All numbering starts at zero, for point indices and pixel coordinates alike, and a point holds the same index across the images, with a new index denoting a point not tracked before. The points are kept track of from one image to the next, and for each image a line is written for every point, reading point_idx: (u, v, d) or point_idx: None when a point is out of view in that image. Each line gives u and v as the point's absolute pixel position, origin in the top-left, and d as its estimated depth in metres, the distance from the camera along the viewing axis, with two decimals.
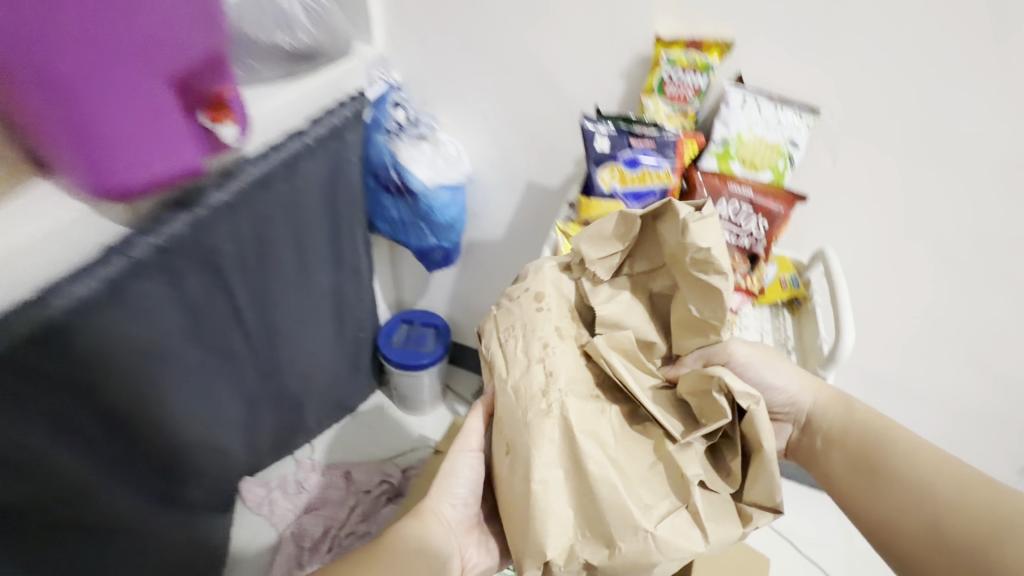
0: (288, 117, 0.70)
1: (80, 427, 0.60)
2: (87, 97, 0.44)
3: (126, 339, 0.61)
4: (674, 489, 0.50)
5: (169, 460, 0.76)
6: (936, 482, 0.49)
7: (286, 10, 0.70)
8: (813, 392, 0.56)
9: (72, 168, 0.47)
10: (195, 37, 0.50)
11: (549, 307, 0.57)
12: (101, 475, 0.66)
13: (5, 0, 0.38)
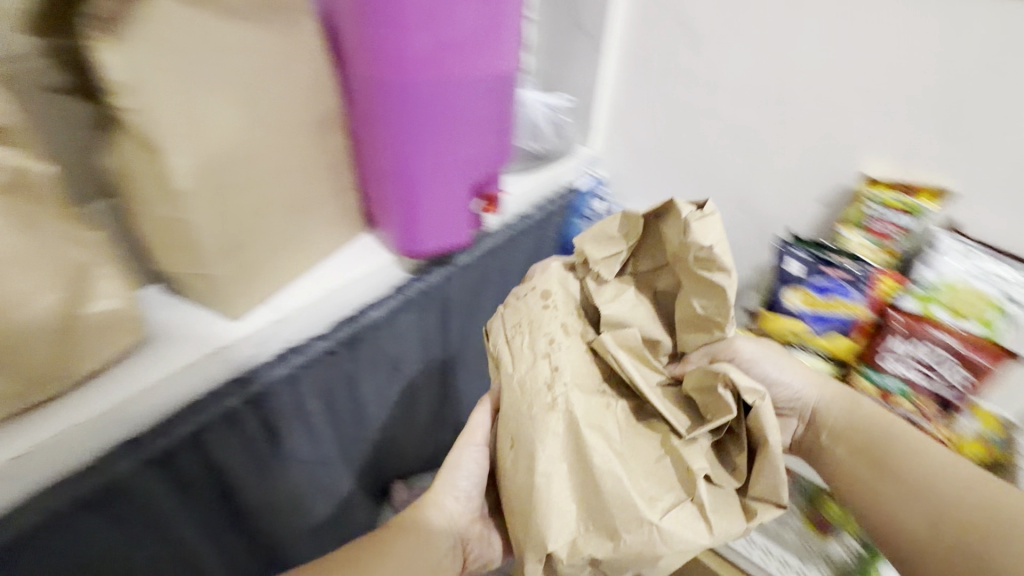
0: (533, 198, 0.89)
1: (316, 434, 0.70)
2: (427, 185, 0.66)
3: (384, 353, 0.75)
4: (679, 483, 0.50)
5: (366, 472, 0.83)
6: (954, 489, 0.49)
7: (537, 122, 0.92)
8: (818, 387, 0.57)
9: (393, 228, 0.70)
10: (497, 146, 0.72)
11: (555, 305, 0.59)
12: (319, 473, 0.74)
13: (422, 115, 0.60)
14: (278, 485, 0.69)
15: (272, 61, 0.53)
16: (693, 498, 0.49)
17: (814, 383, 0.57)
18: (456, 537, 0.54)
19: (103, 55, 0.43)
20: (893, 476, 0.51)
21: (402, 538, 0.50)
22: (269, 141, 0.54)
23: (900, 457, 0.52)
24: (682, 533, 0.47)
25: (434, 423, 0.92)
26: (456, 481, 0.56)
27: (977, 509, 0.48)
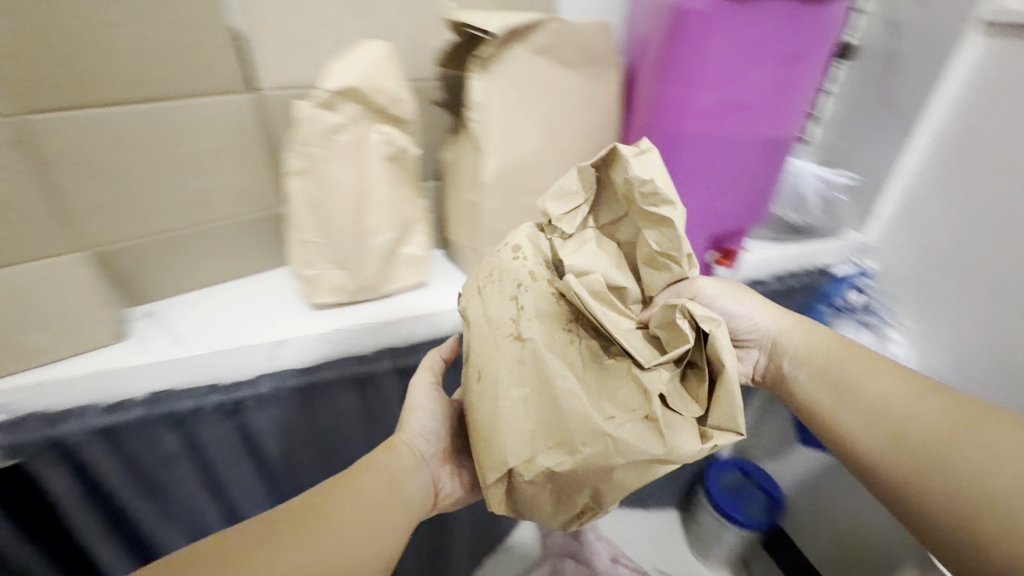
0: (776, 260, 1.00)
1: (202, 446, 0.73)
2: (688, 172, 0.82)
3: (322, 407, 0.79)
4: (637, 403, 0.52)
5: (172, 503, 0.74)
6: (909, 404, 0.51)
7: (804, 195, 1.03)
8: (781, 320, 0.59)
9: (691, 208, 0.86)
10: (748, 199, 0.89)
11: (524, 256, 0.61)
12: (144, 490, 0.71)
13: (727, 140, 0.80)
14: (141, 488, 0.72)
15: (576, 95, 0.77)
16: (651, 416, 0.51)
17: (777, 319, 0.59)
18: (424, 472, 0.56)
19: (476, 82, 0.70)
20: (849, 398, 0.53)
21: (363, 477, 0.50)
22: (556, 156, 0.78)
23: (856, 380, 0.53)
24: (636, 444, 0.50)
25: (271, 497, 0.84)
26: (422, 420, 0.59)
27: (932, 419, 0.49)
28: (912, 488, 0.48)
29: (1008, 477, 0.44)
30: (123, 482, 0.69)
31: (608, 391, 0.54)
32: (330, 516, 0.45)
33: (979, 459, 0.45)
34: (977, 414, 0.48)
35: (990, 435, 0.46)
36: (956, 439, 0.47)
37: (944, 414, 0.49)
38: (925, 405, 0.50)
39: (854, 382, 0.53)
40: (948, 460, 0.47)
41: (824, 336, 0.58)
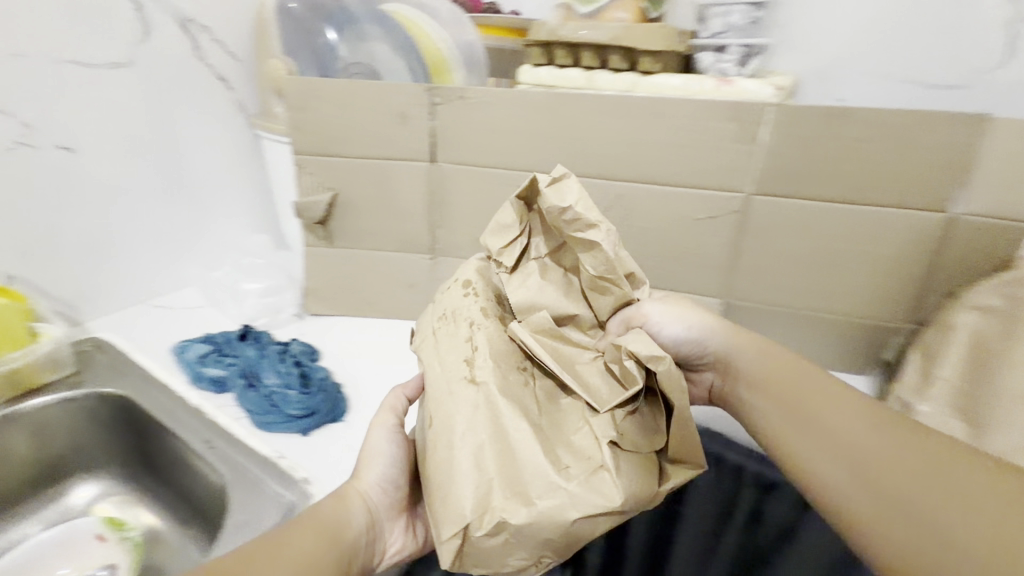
0: None
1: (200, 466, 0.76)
2: None
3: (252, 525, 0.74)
4: (593, 450, 0.50)
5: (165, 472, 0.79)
6: (871, 435, 0.49)
7: None
8: (738, 342, 0.62)
9: None
10: None
11: (476, 291, 0.60)
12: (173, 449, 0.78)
13: None
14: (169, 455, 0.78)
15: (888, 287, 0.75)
16: (606, 464, 0.49)
17: (725, 343, 0.64)
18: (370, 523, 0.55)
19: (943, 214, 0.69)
20: (809, 429, 0.53)
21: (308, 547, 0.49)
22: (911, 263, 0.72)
23: (819, 410, 0.53)
24: (591, 495, 0.47)
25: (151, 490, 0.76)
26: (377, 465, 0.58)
27: (895, 452, 0.47)
28: (870, 530, 0.46)
29: (966, 517, 0.41)
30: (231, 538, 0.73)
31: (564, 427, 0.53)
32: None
33: (938, 497, 0.43)
34: (945, 450, 0.46)
35: (954, 472, 0.44)
36: (915, 475, 0.45)
37: (908, 449, 0.47)
38: (888, 439, 0.48)
39: (817, 412, 0.53)
40: (908, 496, 0.45)
41: (788, 364, 0.59)
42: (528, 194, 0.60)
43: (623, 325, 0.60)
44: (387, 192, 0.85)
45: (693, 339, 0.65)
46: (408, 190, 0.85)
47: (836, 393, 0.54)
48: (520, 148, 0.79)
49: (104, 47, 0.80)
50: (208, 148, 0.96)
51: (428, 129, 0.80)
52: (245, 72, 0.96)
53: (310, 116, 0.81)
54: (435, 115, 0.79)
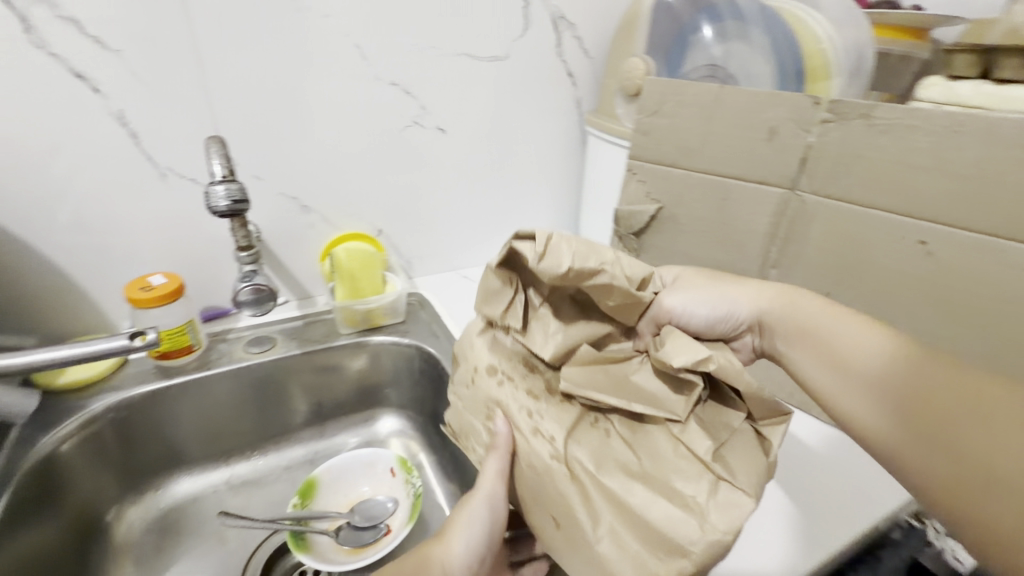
0: None
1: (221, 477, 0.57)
2: None
3: None
4: (702, 457, 0.30)
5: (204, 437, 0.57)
6: (886, 363, 0.32)
7: None
8: (731, 289, 0.41)
9: None
10: None
11: (509, 371, 0.36)
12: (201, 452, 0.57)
13: None
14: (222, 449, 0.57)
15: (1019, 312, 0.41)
16: (724, 480, 0.29)
17: (781, 293, 0.39)
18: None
19: None
20: (866, 379, 0.32)
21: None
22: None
23: (845, 352, 0.34)
24: (742, 511, 0.28)
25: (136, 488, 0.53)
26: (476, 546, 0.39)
27: (928, 378, 0.29)
28: (905, 465, 0.29)
29: (1000, 434, 0.25)
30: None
31: (662, 463, 0.31)
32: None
33: (960, 427, 0.27)
34: (973, 370, 0.28)
35: (978, 391, 0.27)
36: (943, 403, 0.28)
37: (969, 371, 0.28)
38: (905, 358, 0.31)
39: (837, 345, 0.34)
40: (916, 431, 0.29)
41: (795, 305, 0.38)
42: (507, 249, 0.33)
43: (655, 321, 0.39)
44: (736, 251, 0.56)
45: (715, 304, 0.40)
46: (786, 220, 0.52)
47: (863, 328, 0.34)
48: (774, 178, 0.52)
49: (495, 37, 0.64)
50: (518, 149, 0.74)
51: (799, 147, 0.50)
52: (595, 75, 0.73)
53: (666, 121, 0.56)
54: (812, 155, 0.49)
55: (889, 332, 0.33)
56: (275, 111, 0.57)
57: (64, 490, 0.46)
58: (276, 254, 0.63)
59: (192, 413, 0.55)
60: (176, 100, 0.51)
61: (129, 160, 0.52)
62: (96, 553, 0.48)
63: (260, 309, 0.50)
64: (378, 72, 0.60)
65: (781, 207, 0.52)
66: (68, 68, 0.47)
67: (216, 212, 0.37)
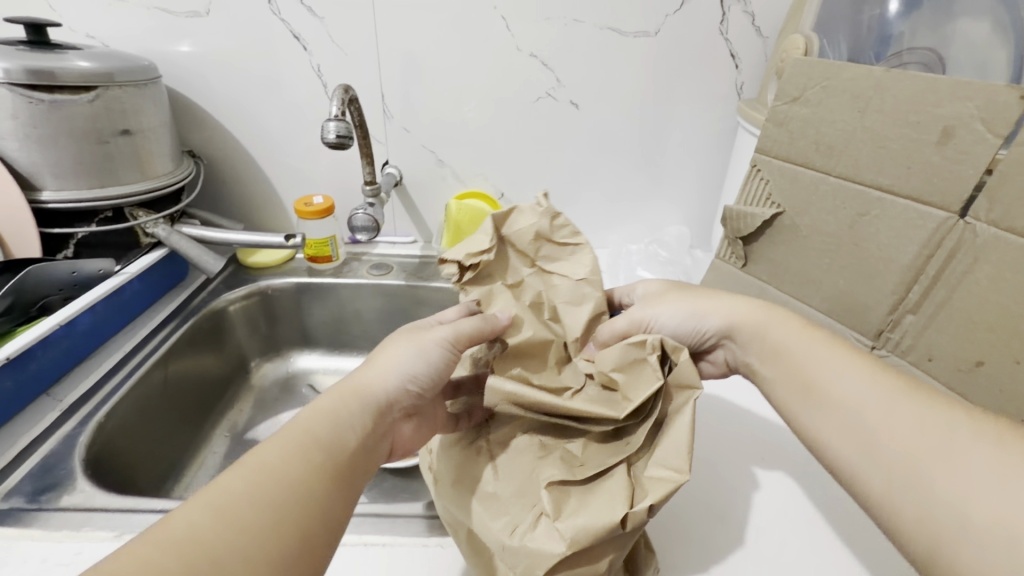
0: None
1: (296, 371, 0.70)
2: None
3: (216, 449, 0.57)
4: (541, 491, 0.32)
5: (317, 329, 0.71)
6: (859, 393, 0.30)
7: None
8: (697, 299, 0.40)
9: None
10: None
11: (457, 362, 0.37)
12: (309, 340, 0.72)
13: None
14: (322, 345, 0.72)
15: None
16: (545, 515, 0.31)
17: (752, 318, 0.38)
18: (400, 406, 0.34)
19: None
20: (842, 409, 0.30)
21: (319, 448, 0.29)
22: None
23: (811, 379, 0.32)
24: (550, 552, 0.30)
25: (259, 337, 0.69)
26: (391, 347, 0.36)
27: (897, 415, 0.28)
28: (884, 505, 0.27)
29: (968, 470, 0.25)
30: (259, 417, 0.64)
31: (521, 487, 0.34)
32: (338, 464, 0.29)
33: (926, 462, 0.26)
34: (942, 408, 0.28)
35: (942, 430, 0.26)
36: (909, 436, 0.27)
37: (933, 407, 0.28)
38: (879, 391, 0.30)
39: (806, 371, 0.33)
40: (889, 462, 0.27)
41: (760, 328, 0.37)
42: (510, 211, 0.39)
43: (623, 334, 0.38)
44: (863, 281, 0.45)
45: (688, 311, 0.39)
46: (943, 253, 0.39)
47: (834, 355, 0.33)
48: (935, 194, 0.39)
49: (646, 11, 0.61)
50: (659, 134, 0.69)
51: (984, 156, 0.36)
52: (764, 57, 0.64)
53: (807, 110, 0.46)
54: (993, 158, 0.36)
55: (865, 363, 0.31)
56: (426, 75, 0.66)
57: (227, 334, 0.64)
58: (411, 197, 0.74)
59: (324, 309, 0.70)
60: (355, 60, 0.64)
61: (320, 105, 0.67)
62: (237, 385, 0.65)
63: (369, 235, 0.59)
64: (520, 43, 0.64)
65: (940, 233, 0.39)
66: (290, 30, 0.63)
67: (326, 142, 0.46)
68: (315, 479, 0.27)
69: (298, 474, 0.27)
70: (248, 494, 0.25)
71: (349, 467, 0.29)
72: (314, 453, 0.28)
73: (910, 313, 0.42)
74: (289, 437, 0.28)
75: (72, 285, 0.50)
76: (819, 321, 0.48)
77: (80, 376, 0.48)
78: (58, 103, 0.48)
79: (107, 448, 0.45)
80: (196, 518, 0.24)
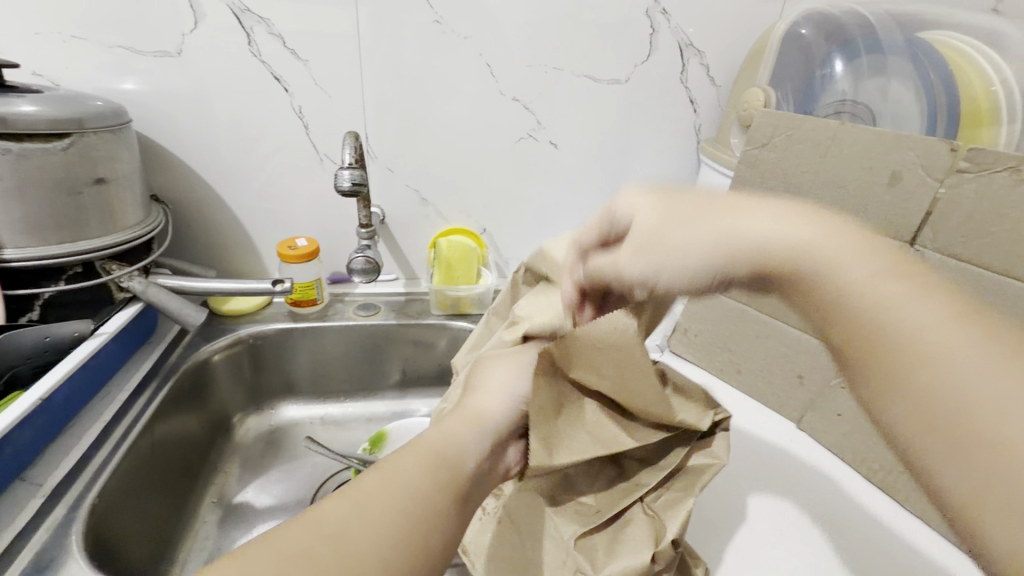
0: None
1: (283, 423, 0.67)
2: None
3: (201, 522, 0.53)
4: (574, 542, 0.35)
5: (302, 378, 0.68)
6: (990, 388, 0.20)
7: None
8: (745, 220, 0.28)
9: None
10: None
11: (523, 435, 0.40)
12: (293, 391, 0.68)
13: None
14: (309, 393, 0.69)
15: None
16: (582, 573, 0.33)
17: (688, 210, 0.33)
18: (515, 429, 0.36)
19: None
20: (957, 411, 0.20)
21: (449, 469, 0.30)
22: None
23: (884, 325, 0.23)
24: None
25: (243, 391, 0.65)
26: (499, 367, 0.38)
27: (973, 364, 0.20)
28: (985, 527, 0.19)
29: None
30: (250, 477, 0.59)
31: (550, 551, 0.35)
32: (456, 484, 0.29)
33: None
34: None
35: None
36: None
37: None
38: (1022, 396, 0.19)
39: (844, 310, 0.24)
40: (943, 432, 0.21)
41: (805, 254, 0.26)
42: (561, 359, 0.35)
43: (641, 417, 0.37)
44: None
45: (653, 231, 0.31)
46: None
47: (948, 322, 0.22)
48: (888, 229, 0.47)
49: (617, 62, 0.67)
50: (630, 171, 0.75)
51: (926, 197, 0.44)
52: (719, 103, 0.71)
53: (774, 155, 0.53)
54: (934, 204, 0.44)
55: (946, 296, 0.22)
56: (410, 117, 0.67)
57: (209, 390, 0.60)
58: (394, 235, 0.74)
59: (307, 357, 0.67)
60: (339, 102, 0.64)
61: (301, 146, 0.66)
62: (221, 443, 0.61)
63: (367, 278, 0.60)
64: (503, 88, 0.67)
65: None
66: (270, 72, 0.61)
67: (340, 189, 0.46)
68: (445, 496, 0.28)
69: (426, 491, 0.28)
70: (392, 504, 0.26)
71: (467, 487, 0.30)
72: (443, 473, 0.29)
73: None
74: (414, 453, 0.30)
75: (42, 355, 0.45)
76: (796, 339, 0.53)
77: (59, 454, 0.43)
78: (28, 152, 0.44)
79: (103, 533, 0.40)
80: (342, 530, 0.24)
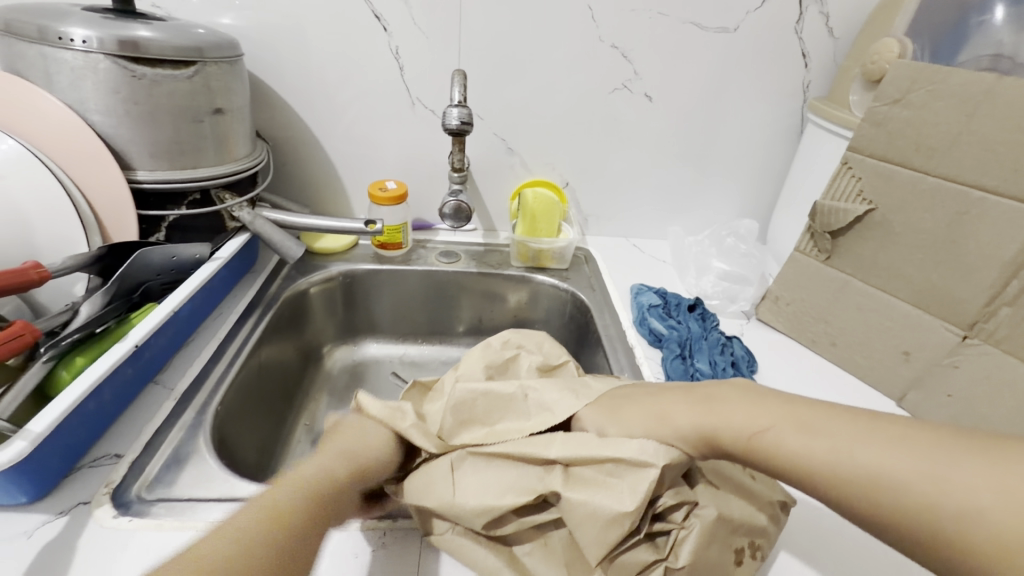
0: None
1: (366, 360, 0.70)
2: None
3: (296, 442, 0.57)
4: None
5: (386, 319, 0.71)
6: (834, 448, 0.26)
7: None
8: (667, 412, 0.33)
9: None
10: None
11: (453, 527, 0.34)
12: (377, 330, 0.71)
13: None
14: (391, 333, 0.72)
15: None
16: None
17: (639, 481, 0.30)
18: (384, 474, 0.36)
19: None
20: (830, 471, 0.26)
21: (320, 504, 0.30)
22: None
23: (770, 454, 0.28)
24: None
25: (334, 325, 0.68)
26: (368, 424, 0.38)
27: (849, 450, 0.26)
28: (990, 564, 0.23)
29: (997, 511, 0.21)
30: (338, 406, 0.63)
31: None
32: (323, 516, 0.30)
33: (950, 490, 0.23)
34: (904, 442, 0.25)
35: (888, 454, 0.24)
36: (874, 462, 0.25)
37: (876, 431, 0.26)
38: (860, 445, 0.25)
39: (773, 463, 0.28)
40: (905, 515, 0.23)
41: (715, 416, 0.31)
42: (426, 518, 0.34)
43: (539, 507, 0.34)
44: (958, 277, 0.47)
45: (601, 425, 0.36)
46: None
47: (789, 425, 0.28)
48: None
49: (730, 7, 0.63)
50: (725, 129, 0.71)
51: None
52: (835, 58, 0.66)
53: (907, 111, 0.49)
54: None
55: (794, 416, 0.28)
56: (503, 64, 0.65)
57: (306, 320, 0.64)
58: (477, 184, 0.74)
59: (390, 298, 0.70)
60: (435, 43, 0.63)
61: (393, 88, 0.66)
62: (312, 371, 0.65)
63: (457, 224, 0.60)
64: (603, 34, 0.64)
65: None
66: (371, 10, 0.61)
67: (448, 128, 0.46)
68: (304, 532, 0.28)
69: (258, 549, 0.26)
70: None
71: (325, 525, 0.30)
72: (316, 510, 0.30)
73: (1003, 310, 0.44)
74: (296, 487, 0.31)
75: (170, 273, 0.48)
76: (905, 312, 0.51)
77: (185, 364, 0.47)
78: (159, 78, 0.46)
79: (224, 438, 0.44)
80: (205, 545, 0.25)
